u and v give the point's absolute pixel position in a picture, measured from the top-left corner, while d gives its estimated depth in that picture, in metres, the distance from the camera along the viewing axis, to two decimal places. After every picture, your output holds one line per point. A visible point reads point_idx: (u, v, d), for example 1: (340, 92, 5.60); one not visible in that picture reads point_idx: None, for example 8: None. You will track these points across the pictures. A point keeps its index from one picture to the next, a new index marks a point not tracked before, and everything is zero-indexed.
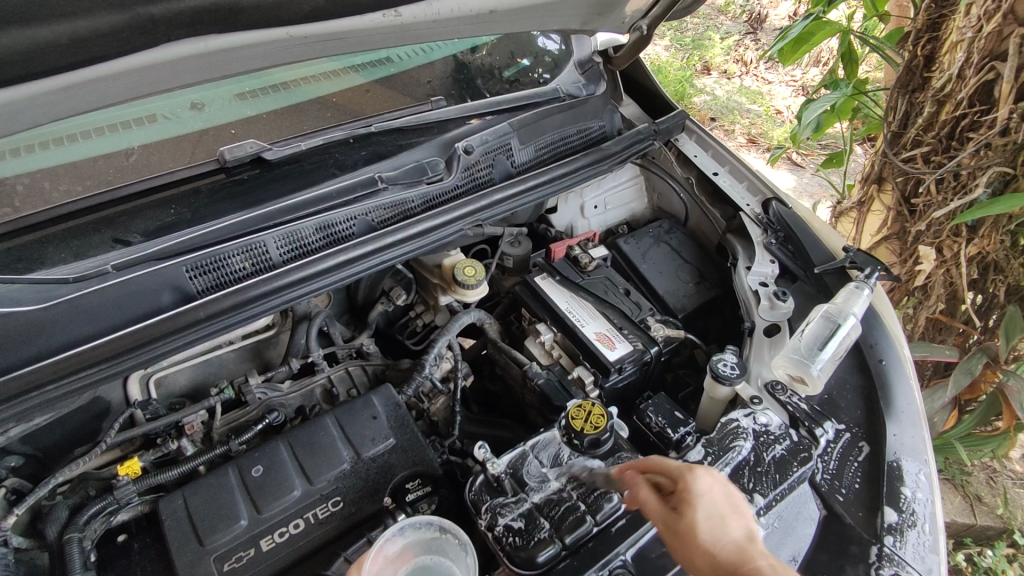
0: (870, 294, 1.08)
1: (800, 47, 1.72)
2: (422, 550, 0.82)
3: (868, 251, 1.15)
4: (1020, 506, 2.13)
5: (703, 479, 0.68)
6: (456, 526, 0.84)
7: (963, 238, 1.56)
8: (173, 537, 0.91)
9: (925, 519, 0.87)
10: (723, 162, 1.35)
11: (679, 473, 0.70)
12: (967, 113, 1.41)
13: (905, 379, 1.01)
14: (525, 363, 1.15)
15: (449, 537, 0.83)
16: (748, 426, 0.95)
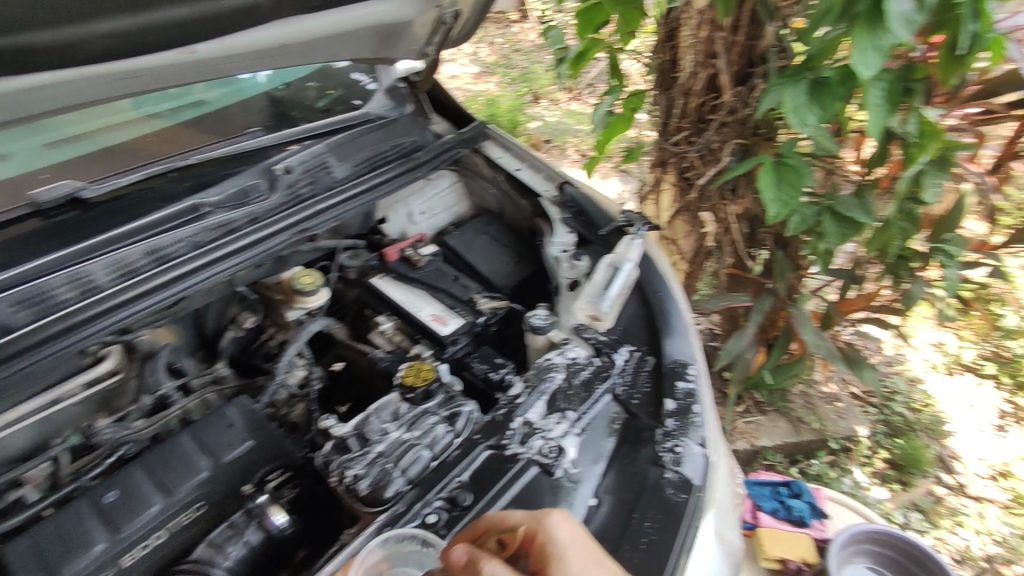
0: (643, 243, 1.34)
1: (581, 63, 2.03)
2: (398, 565, 0.81)
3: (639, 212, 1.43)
4: (829, 418, 2.57)
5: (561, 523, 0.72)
6: (438, 539, 0.83)
7: (728, 200, 1.91)
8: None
9: (696, 402, 1.10)
10: (524, 159, 1.59)
11: (530, 528, 0.72)
12: (704, 99, 1.78)
13: (675, 304, 1.27)
14: (370, 351, 1.28)
15: (430, 551, 0.82)
16: (560, 361, 1.15)
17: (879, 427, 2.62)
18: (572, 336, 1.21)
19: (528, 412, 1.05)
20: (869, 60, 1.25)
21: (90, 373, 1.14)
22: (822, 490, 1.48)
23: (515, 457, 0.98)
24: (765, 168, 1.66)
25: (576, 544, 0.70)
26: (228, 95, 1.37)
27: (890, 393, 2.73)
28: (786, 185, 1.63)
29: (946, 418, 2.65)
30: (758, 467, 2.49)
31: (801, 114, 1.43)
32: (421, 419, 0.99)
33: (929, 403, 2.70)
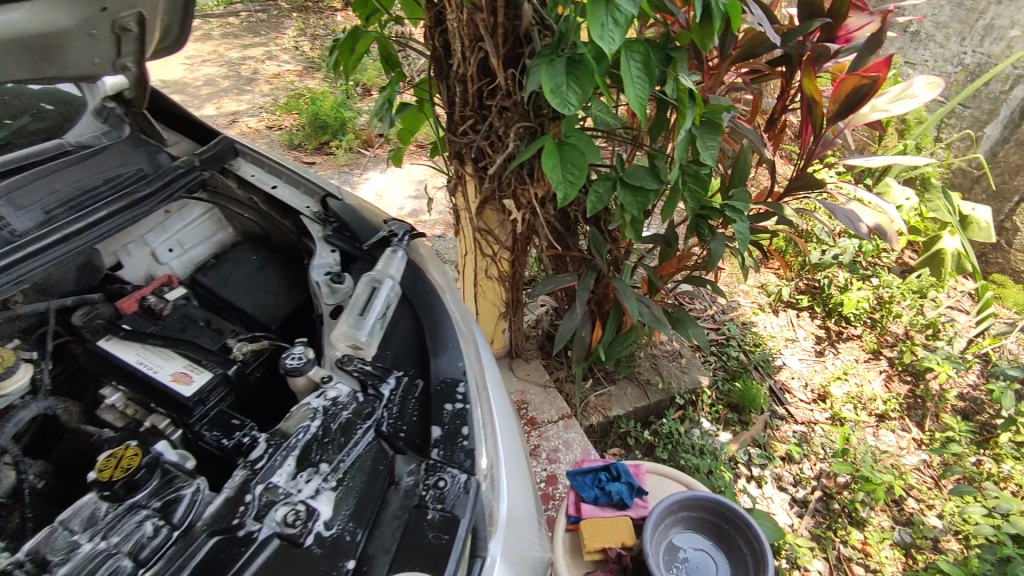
0: (406, 255, 1.24)
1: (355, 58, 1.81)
2: None
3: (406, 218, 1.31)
4: (672, 375, 2.66)
5: None
6: None
7: (527, 183, 1.85)
8: None
9: (463, 424, 1.01)
10: (280, 175, 1.41)
11: None
12: (478, 85, 1.69)
13: (446, 316, 1.19)
14: (95, 433, 1.07)
15: None
16: (317, 403, 1.03)
17: (718, 374, 2.75)
18: (335, 371, 1.10)
19: (273, 475, 0.92)
20: (609, 37, 1.21)
21: None
22: (640, 466, 1.48)
23: (248, 537, 0.84)
24: (548, 150, 1.61)
25: None
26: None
27: (725, 340, 2.88)
28: (570, 164, 1.59)
29: (774, 354, 2.85)
30: (614, 436, 2.53)
31: (562, 94, 1.38)
32: (123, 524, 0.83)
33: (759, 343, 2.88)
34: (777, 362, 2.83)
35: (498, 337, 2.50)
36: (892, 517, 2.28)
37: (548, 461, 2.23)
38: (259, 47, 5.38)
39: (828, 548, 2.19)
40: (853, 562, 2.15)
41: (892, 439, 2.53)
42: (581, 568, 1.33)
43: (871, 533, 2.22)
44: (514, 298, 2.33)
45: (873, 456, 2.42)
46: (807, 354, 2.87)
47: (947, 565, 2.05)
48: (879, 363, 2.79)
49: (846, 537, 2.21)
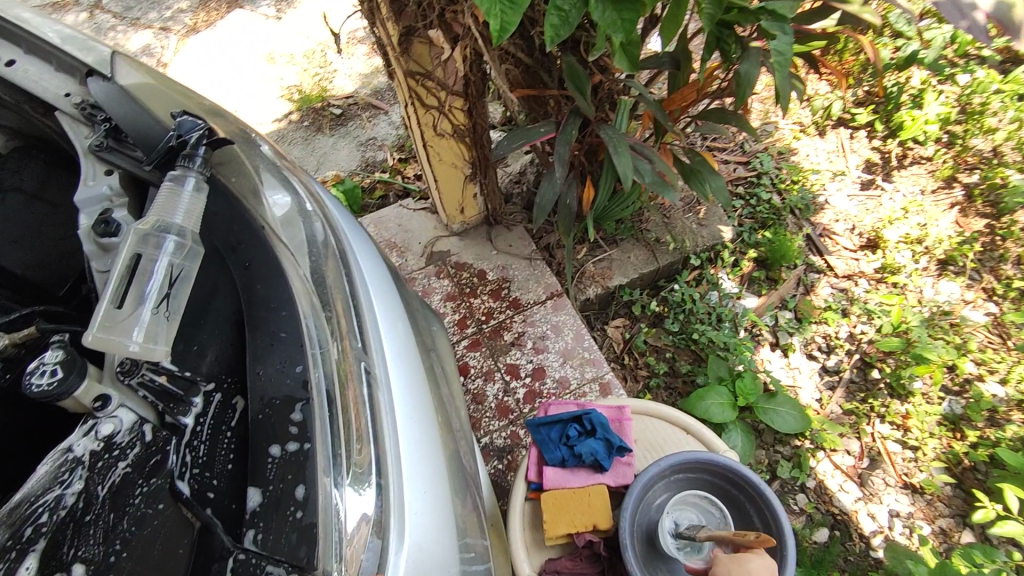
0: (202, 185, 0.76)
1: None
2: None
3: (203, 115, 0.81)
4: (687, 232, 2.19)
5: None
6: None
7: (461, 3, 1.25)
8: None
9: (297, 480, 0.63)
10: (19, 41, 0.88)
11: None
12: None
13: (283, 283, 0.76)
14: None
15: None
16: (81, 451, 0.65)
17: (745, 223, 2.25)
18: (113, 388, 0.68)
19: None
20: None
21: None
22: (621, 415, 1.16)
23: None
24: None
25: None
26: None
27: (756, 177, 2.33)
28: None
29: (816, 193, 2.31)
30: (616, 308, 2.15)
31: None
32: None
33: (799, 180, 2.32)
34: (819, 202, 2.31)
35: (469, 204, 2.03)
36: (943, 386, 1.94)
37: (533, 351, 1.90)
38: None
39: (859, 425, 1.90)
40: (888, 439, 1.88)
41: (955, 291, 2.09)
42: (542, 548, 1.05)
43: (913, 407, 1.91)
44: (480, 157, 1.82)
45: (928, 316, 2.02)
46: (858, 189, 2.32)
47: (1002, 447, 1.75)
48: (951, 192, 2.27)
49: (884, 413, 1.91)
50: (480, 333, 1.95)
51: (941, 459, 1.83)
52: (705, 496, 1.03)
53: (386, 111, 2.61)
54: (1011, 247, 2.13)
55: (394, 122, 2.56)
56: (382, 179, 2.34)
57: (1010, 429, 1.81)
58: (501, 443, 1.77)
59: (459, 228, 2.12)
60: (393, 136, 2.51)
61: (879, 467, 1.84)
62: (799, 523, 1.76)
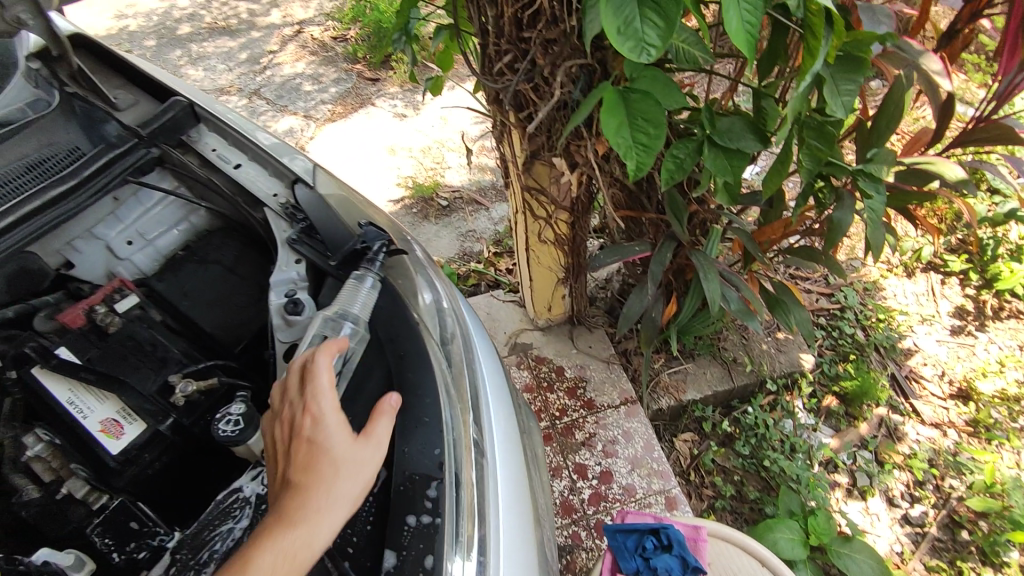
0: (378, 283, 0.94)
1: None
2: None
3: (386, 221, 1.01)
4: (766, 356, 2.22)
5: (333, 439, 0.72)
6: None
7: (585, 139, 1.44)
8: None
9: (427, 550, 0.73)
10: (246, 149, 1.12)
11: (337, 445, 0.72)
12: (514, 10, 1.25)
13: (429, 376, 0.88)
14: (18, 492, 0.90)
15: None
16: (250, 492, 0.79)
17: (825, 354, 2.27)
18: None
19: None
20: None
21: None
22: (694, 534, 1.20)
23: None
24: (612, 102, 1.16)
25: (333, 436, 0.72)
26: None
27: (840, 311, 2.36)
28: (646, 121, 1.13)
29: (902, 334, 2.30)
30: (687, 422, 2.17)
31: (635, 34, 0.94)
32: None
33: (884, 320, 2.33)
34: (906, 343, 2.30)
35: (557, 303, 2.16)
36: None
37: (603, 454, 1.95)
38: None
39: None
40: None
41: None
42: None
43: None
44: (575, 264, 1.96)
45: None
46: (948, 335, 2.30)
47: None
48: None
49: None
50: (553, 427, 2.03)
51: None
52: None
53: (488, 207, 2.85)
54: None
55: (493, 217, 2.80)
56: (477, 268, 2.54)
57: None
58: (563, 541, 1.80)
59: (544, 324, 2.25)
60: (491, 231, 2.74)
61: None
62: None
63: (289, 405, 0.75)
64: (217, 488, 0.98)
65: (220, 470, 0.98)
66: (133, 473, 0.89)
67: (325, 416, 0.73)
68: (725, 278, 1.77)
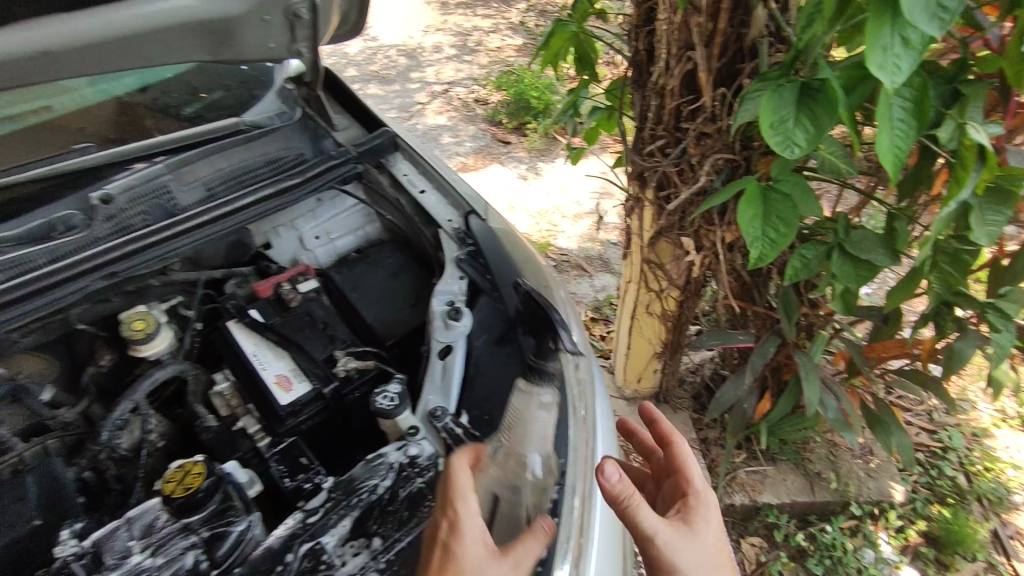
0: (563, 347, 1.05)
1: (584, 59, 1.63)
2: None
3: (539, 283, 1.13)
4: (855, 476, 2.14)
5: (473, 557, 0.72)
6: None
7: (715, 224, 1.55)
8: None
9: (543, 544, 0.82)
10: (432, 179, 1.32)
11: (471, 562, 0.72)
12: (678, 103, 1.42)
13: (562, 399, 0.98)
14: (201, 418, 1.08)
15: None
16: (394, 459, 0.91)
17: (920, 491, 2.16)
18: (423, 425, 0.97)
19: (323, 535, 0.82)
20: (892, 62, 0.83)
21: None
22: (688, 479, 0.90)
23: None
24: (748, 194, 1.27)
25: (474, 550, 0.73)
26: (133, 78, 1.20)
27: (942, 450, 2.24)
28: (775, 217, 1.24)
29: (1010, 489, 2.15)
30: (759, 526, 2.11)
31: (786, 132, 1.08)
32: (155, 531, 0.80)
33: (988, 470, 2.19)
34: (1013, 499, 2.14)
35: (647, 376, 2.21)
36: None
37: None
38: (486, 18, 5.31)
39: None
40: None
41: None
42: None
43: None
44: (675, 340, 2.02)
45: None
46: None
47: None
48: None
49: None
50: None
51: None
52: None
53: (591, 275, 2.99)
54: None
55: (596, 285, 2.92)
56: None
57: None
58: None
59: (630, 394, 2.30)
60: (591, 297, 2.86)
61: None
62: None
63: (438, 510, 0.77)
64: (347, 460, 1.11)
65: (352, 448, 1.11)
66: (292, 424, 1.03)
67: (466, 523, 0.75)
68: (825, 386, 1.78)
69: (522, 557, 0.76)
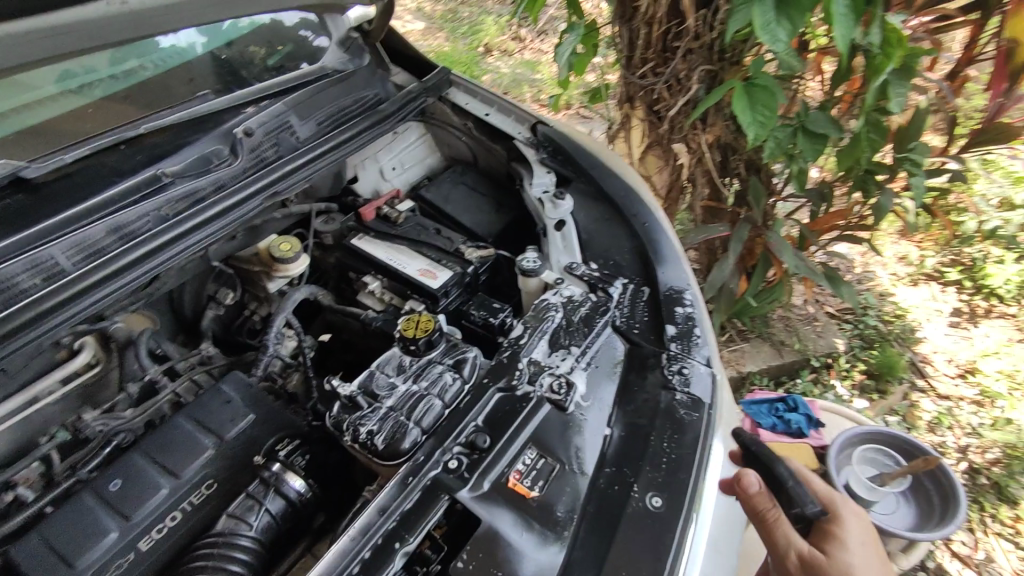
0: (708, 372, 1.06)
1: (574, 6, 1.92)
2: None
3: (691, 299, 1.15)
4: (809, 338, 2.62)
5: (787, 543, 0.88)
6: None
7: (699, 129, 1.90)
8: (62, 543, 0.93)
9: (696, 326, 1.11)
10: (491, 104, 1.53)
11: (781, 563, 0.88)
12: (666, 27, 1.75)
13: (665, 237, 1.25)
14: (361, 314, 1.23)
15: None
16: (556, 300, 1.14)
17: (855, 342, 2.64)
18: (565, 275, 1.20)
19: (533, 352, 1.04)
20: None
21: (66, 368, 1.18)
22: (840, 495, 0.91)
23: (527, 397, 0.98)
24: (737, 92, 1.61)
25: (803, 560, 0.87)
26: (164, 61, 1.21)
27: (863, 310, 2.71)
28: (761, 105, 1.58)
29: (916, 327, 2.66)
30: (746, 393, 2.54)
31: (771, 31, 1.44)
32: (407, 364, 0.99)
33: (900, 315, 2.70)
34: (918, 333, 2.65)
35: None
36: None
37: None
38: None
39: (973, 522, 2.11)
40: (1001, 537, 2.08)
41: None
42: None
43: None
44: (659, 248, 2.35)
45: None
46: (950, 327, 2.66)
47: None
48: None
49: (994, 512, 2.12)
50: None
51: None
52: (879, 449, 1.36)
53: None
54: None
55: None
56: None
57: None
58: None
59: None
60: None
61: (993, 560, 2.03)
62: None
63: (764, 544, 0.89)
64: None
65: None
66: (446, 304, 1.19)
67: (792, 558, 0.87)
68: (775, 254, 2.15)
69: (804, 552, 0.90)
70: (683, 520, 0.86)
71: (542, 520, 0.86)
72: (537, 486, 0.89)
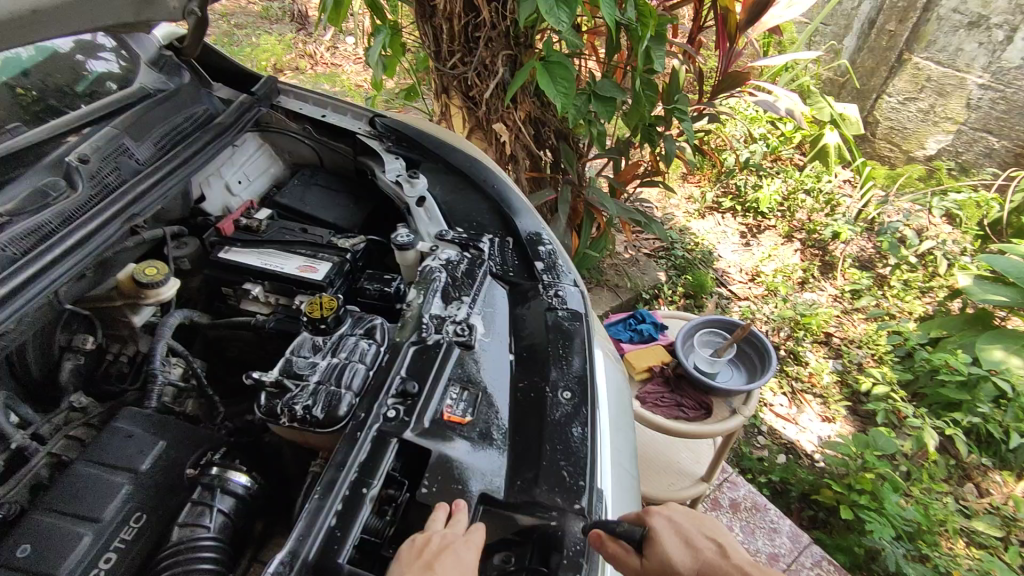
0: (571, 285, 1.29)
1: (376, 8, 2.04)
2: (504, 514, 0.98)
3: (550, 238, 1.37)
4: (635, 276, 3.03)
5: (659, 525, 0.94)
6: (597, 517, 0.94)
7: (511, 107, 2.14)
8: None
9: (557, 258, 1.33)
10: (326, 106, 1.62)
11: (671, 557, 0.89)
12: (466, 20, 1.94)
13: (515, 196, 1.46)
14: (251, 320, 1.25)
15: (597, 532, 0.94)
16: (437, 264, 1.25)
17: (671, 271, 3.10)
18: (437, 242, 1.31)
19: (430, 309, 1.16)
20: None
21: None
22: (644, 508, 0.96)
23: (437, 344, 1.09)
24: (538, 71, 1.84)
25: (670, 539, 0.92)
26: None
27: (670, 246, 3.20)
28: (558, 80, 1.84)
29: (712, 250, 3.22)
30: None
31: (556, 16, 1.69)
32: (320, 341, 1.08)
33: (698, 242, 3.23)
34: (715, 254, 3.21)
35: None
36: (826, 354, 2.76)
37: None
38: None
39: (785, 385, 2.64)
40: (804, 392, 2.62)
41: (827, 289, 3.03)
42: (634, 388, 1.73)
43: (814, 367, 2.67)
44: None
45: (809, 306, 2.88)
46: (736, 245, 3.26)
47: (874, 384, 2.53)
48: (793, 244, 3.24)
49: (796, 374, 2.67)
50: None
51: (843, 399, 2.58)
52: (709, 331, 1.72)
53: None
54: (836, 250, 3.15)
55: None
56: None
57: (873, 372, 2.59)
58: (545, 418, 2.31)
59: None
60: None
61: (803, 408, 2.57)
62: (764, 453, 2.42)
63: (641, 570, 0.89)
64: None
65: None
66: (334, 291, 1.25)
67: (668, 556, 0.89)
68: (596, 206, 2.46)
69: (673, 524, 0.95)
70: (589, 402, 1.05)
71: (481, 437, 0.99)
72: (468, 413, 1.01)
